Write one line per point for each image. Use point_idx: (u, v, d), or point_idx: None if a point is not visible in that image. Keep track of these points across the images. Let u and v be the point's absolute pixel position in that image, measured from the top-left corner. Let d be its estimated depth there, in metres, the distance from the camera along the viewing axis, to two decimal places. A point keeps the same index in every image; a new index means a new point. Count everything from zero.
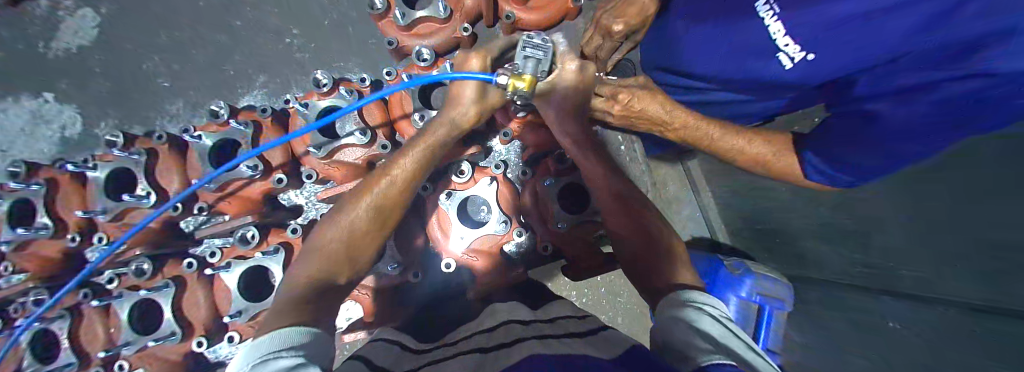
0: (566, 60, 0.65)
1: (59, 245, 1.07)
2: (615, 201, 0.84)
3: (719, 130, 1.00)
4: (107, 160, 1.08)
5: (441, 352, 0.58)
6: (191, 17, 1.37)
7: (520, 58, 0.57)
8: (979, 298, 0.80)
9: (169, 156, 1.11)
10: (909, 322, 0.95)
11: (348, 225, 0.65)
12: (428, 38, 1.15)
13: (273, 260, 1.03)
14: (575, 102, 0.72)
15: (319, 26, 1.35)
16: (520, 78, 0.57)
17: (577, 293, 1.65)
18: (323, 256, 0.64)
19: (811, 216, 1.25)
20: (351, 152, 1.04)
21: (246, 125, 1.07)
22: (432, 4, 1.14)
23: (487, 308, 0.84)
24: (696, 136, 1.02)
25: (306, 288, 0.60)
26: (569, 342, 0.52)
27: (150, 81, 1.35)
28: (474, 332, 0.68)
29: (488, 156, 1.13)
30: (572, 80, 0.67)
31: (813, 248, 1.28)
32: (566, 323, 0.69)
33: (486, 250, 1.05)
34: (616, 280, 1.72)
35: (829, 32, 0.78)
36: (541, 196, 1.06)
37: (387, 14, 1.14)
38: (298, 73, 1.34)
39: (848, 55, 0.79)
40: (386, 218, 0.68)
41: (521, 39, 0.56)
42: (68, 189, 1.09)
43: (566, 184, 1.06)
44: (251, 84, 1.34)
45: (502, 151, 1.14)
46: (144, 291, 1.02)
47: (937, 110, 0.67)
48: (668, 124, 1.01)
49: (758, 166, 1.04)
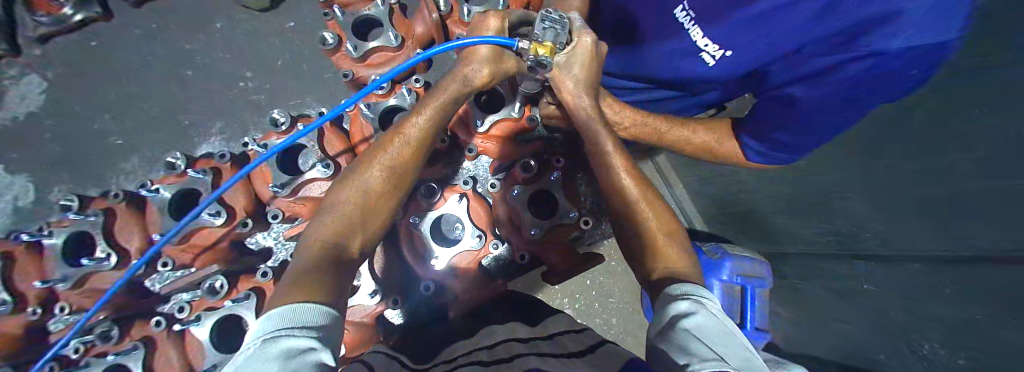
0: (581, 35, 0.83)
1: (18, 320, 1.02)
2: (618, 191, 0.85)
3: (666, 126, 1.25)
4: (63, 226, 1.07)
5: (442, 366, 0.62)
6: (145, 71, 1.37)
7: (539, 30, 0.73)
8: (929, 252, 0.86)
9: (129, 214, 1.09)
10: (875, 283, 1.00)
11: (364, 185, 0.71)
12: (383, 67, 1.17)
13: (242, 306, 1.01)
14: (588, 78, 0.87)
15: (273, 66, 1.35)
16: (541, 45, 0.73)
17: (569, 300, 1.72)
18: (337, 218, 0.68)
19: (773, 193, 1.31)
20: (317, 186, 1.08)
21: (204, 173, 1.10)
22: (383, 34, 1.16)
23: (486, 327, 0.85)
24: (648, 131, 1.25)
25: (321, 253, 0.62)
26: (567, 362, 0.55)
27: (104, 140, 1.32)
28: (473, 350, 0.70)
29: (458, 173, 1.14)
30: (583, 53, 0.84)
31: (786, 223, 1.33)
32: (564, 341, 0.70)
33: (466, 267, 1.06)
34: (605, 282, 1.76)
35: (742, 32, 0.95)
36: (513, 207, 1.10)
37: (339, 48, 1.19)
38: (257, 114, 1.33)
39: (761, 44, 0.95)
40: (397, 179, 0.74)
41: (540, 14, 0.72)
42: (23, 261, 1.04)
43: (534, 191, 1.12)
44: (208, 131, 1.32)
45: (471, 167, 1.15)
46: (113, 356, 0.98)
47: (838, 93, 0.88)
48: (620, 123, 1.22)
49: (706, 153, 1.26)
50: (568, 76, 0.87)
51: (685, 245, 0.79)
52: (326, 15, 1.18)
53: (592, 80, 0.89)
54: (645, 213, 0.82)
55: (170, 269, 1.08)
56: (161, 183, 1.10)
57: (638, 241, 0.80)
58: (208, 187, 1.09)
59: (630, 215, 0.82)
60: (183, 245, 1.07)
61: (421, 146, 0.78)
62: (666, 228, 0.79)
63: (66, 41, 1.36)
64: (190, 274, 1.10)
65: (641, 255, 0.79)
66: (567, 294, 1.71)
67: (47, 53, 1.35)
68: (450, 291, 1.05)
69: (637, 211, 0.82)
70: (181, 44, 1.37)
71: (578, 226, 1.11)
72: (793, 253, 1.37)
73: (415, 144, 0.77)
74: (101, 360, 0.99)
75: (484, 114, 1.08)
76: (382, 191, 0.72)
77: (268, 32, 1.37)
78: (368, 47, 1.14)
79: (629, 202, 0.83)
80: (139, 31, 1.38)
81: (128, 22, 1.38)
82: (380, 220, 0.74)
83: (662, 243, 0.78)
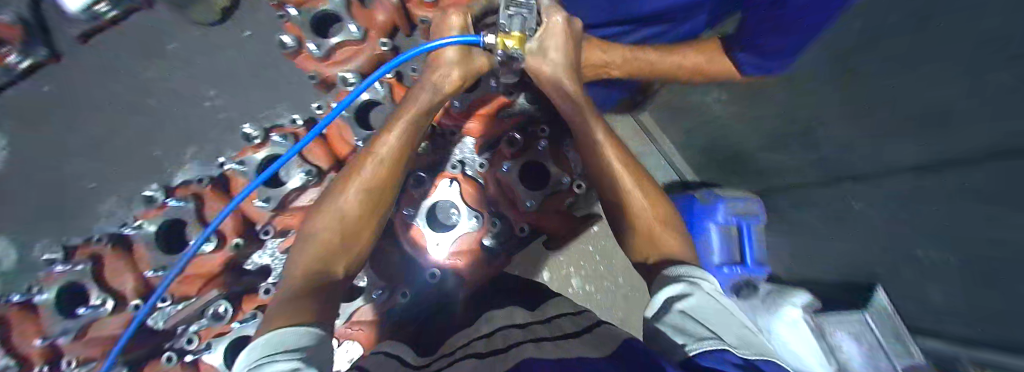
0: (551, 14, 0.81)
1: None
2: (613, 188, 0.91)
3: (655, 55, 1.33)
4: (50, 281, 1.02)
5: (443, 361, 0.61)
6: (102, 109, 1.31)
7: (504, 19, 0.68)
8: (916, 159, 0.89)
9: (117, 255, 1.06)
10: None
11: (341, 209, 0.79)
12: (350, 62, 1.13)
13: (249, 326, 1.07)
14: (565, 62, 0.86)
15: (236, 80, 1.30)
16: (508, 36, 0.69)
17: (574, 267, 1.79)
18: (321, 245, 0.77)
19: (756, 130, 1.34)
20: (306, 195, 1.08)
21: (185, 201, 1.07)
22: (344, 27, 1.11)
23: (484, 315, 0.86)
24: (638, 65, 1.30)
25: (307, 275, 0.73)
26: (563, 344, 0.56)
27: (76, 187, 1.27)
28: (472, 339, 0.70)
29: (445, 158, 1.13)
30: (558, 34, 0.83)
31: (771, 158, 1.37)
32: (561, 322, 0.71)
33: (471, 248, 1.07)
34: (607, 246, 1.82)
35: None
36: (505, 182, 1.09)
37: (302, 51, 1.16)
38: (228, 133, 1.29)
39: None
40: (375, 199, 0.82)
41: (503, 1, 0.67)
42: (19, 319, 1.01)
43: (522, 165, 1.11)
44: (181, 159, 1.28)
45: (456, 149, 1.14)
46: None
47: None
48: (612, 63, 1.25)
49: (698, 76, 1.36)
50: (546, 62, 0.85)
51: (677, 231, 0.88)
52: (282, 17, 1.15)
53: (571, 62, 0.88)
54: (640, 205, 0.89)
55: (170, 304, 1.07)
56: (143, 218, 1.09)
57: (635, 228, 0.89)
58: (194, 213, 1.06)
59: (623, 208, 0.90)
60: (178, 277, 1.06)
61: (395, 161, 0.83)
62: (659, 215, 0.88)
63: (17, 92, 1.30)
64: (187, 305, 1.08)
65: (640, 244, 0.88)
66: (571, 263, 1.78)
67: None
68: (456, 276, 1.06)
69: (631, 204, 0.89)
70: (136, 74, 1.31)
71: (572, 192, 1.11)
72: (784, 186, 1.42)
73: (392, 163, 0.83)
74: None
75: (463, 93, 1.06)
76: (360, 214, 0.80)
77: (225, 46, 1.32)
78: (327, 45, 1.11)
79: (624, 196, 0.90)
80: (89, 67, 1.32)
81: (77, 60, 1.32)
82: (363, 239, 0.83)
83: (657, 231, 0.86)
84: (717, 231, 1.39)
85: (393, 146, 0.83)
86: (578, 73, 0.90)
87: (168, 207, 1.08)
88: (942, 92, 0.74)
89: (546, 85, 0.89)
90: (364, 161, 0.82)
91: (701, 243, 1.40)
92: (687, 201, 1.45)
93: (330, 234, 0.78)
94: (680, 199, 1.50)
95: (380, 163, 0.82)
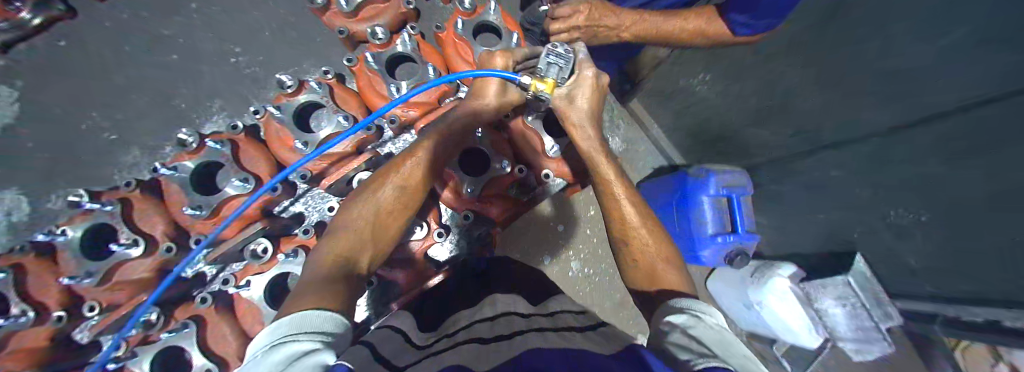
0: (584, 68, 0.86)
1: (45, 331, 0.96)
2: (621, 214, 0.92)
3: (661, 18, 1.17)
4: (80, 219, 1.03)
5: (444, 342, 0.64)
6: (105, 68, 1.28)
7: (544, 64, 0.80)
8: (895, 117, 1.01)
9: (147, 200, 1.06)
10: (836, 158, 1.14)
11: (378, 203, 0.79)
12: (376, 19, 1.11)
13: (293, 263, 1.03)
14: (589, 108, 0.89)
15: (260, 39, 1.31)
16: (541, 80, 0.80)
17: (574, 252, 1.84)
18: (353, 232, 0.76)
19: (742, 106, 1.46)
20: (342, 140, 1.05)
21: (221, 144, 1.07)
22: None
23: (488, 295, 0.91)
24: (645, 28, 1.19)
25: (335, 265, 0.68)
26: (564, 336, 0.62)
27: (94, 139, 1.23)
28: (473, 321, 0.75)
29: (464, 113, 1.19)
30: (586, 86, 0.87)
31: (755, 134, 1.49)
32: (561, 318, 0.77)
33: (494, 192, 1.18)
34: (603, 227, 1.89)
35: None
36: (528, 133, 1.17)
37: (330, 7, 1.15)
38: (238, 97, 1.28)
39: None
40: (407, 200, 0.83)
41: (547, 50, 0.80)
42: (41, 268, 0.99)
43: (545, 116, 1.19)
44: (207, 111, 1.27)
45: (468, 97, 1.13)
46: (166, 336, 0.97)
47: None
48: (621, 26, 1.16)
49: (699, 38, 1.20)
50: (573, 108, 0.89)
51: (679, 269, 0.88)
52: None
53: (596, 112, 0.93)
54: (643, 238, 0.89)
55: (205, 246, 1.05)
56: (178, 160, 1.08)
57: (634, 260, 0.89)
58: (229, 158, 1.07)
59: (626, 238, 0.90)
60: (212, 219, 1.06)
61: (428, 172, 0.88)
62: (662, 253, 0.87)
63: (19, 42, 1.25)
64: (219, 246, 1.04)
65: (641, 275, 0.86)
66: (572, 246, 1.83)
67: (12, 64, 1.24)
68: (485, 217, 1.18)
69: (636, 235, 0.90)
70: (145, 29, 1.31)
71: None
72: (772, 160, 1.51)
73: (427, 167, 0.87)
74: (154, 345, 0.98)
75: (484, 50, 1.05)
76: (391, 209, 0.81)
77: (240, 9, 1.32)
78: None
79: (628, 225, 0.91)
80: (96, 21, 1.29)
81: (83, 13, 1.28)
82: (392, 234, 0.82)
83: (660, 269, 0.85)
84: (710, 203, 1.43)
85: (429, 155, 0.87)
86: (599, 121, 0.94)
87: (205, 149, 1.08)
88: (922, 46, 0.86)
89: (569, 125, 0.90)
90: (398, 165, 0.84)
91: (695, 215, 1.44)
92: (680, 178, 1.50)
93: (365, 223, 0.77)
94: (673, 176, 1.55)
95: (404, 177, 0.83)
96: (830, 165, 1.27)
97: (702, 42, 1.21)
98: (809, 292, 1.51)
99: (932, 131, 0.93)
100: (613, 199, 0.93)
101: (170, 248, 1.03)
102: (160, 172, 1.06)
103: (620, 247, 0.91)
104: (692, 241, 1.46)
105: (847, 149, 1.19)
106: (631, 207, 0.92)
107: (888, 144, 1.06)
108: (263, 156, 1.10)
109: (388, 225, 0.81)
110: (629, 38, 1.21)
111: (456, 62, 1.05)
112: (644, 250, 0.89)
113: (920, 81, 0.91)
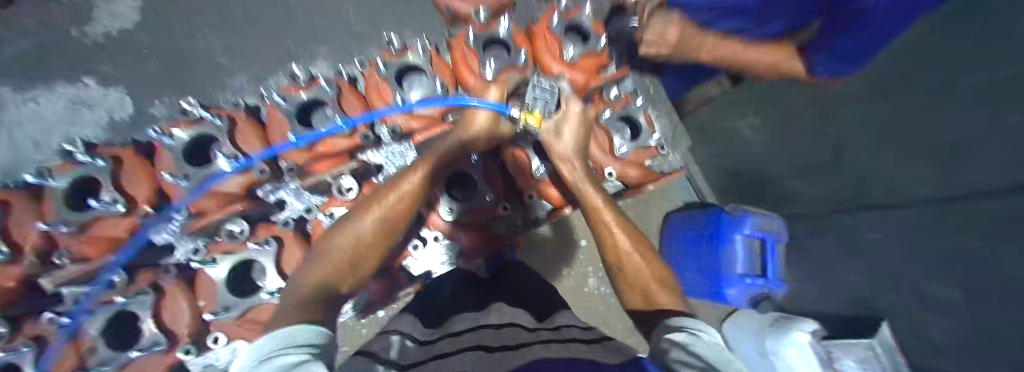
0: (570, 103, 0.89)
1: (130, 221, 1.00)
2: (612, 244, 0.89)
3: (740, 48, 1.45)
4: (187, 125, 1.03)
5: (447, 346, 0.59)
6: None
7: (530, 99, 0.83)
8: (941, 192, 1.03)
9: (248, 122, 1.05)
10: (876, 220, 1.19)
11: (357, 234, 0.73)
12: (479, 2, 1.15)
13: None
14: (575, 140, 0.91)
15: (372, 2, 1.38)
16: (530, 113, 0.84)
17: (594, 268, 1.83)
18: (330, 262, 0.71)
19: (783, 156, 1.51)
20: (428, 107, 1.07)
21: (330, 86, 1.07)
22: None
23: (495, 303, 0.84)
24: (721, 54, 1.49)
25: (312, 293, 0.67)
26: (572, 349, 0.53)
27: (204, 59, 1.34)
28: (477, 327, 0.68)
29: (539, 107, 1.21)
30: (573, 120, 0.90)
31: (794, 184, 1.53)
32: (570, 331, 0.68)
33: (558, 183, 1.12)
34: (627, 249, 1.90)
35: None
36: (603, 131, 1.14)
37: None
38: (336, 48, 1.37)
39: None
40: (390, 229, 0.77)
41: (534, 84, 0.82)
42: (135, 165, 1.03)
43: (619, 111, 1.19)
44: (313, 56, 1.37)
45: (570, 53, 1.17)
46: (253, 247, 0.99)
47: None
48: (700, 48, 1.50)
49: (774, 73, 1.41)
50: (558, 141, 0.90)
51: (675, 292, 0.83)
52: None
53: (582, 143, 0.93)
54: (639, 262, 0.86)
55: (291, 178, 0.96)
56: (286, 93, 1.06)
57: (629, 283, 0.85)
58: (335, 102, 1.06)
59: (620, 264, 0.87)
60: (308, 152, 1.00)
61: (416, 201, 0.80)
62: (657, 274, 0.84)
63: None
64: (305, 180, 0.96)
65: (637, 297, 0.83)
66: (591, 262, 1.83)
67: None
68: (546, 202, 1.14)
69: (631, 260, 0.87)
70: None
71: (654, 152, 1.20)
72: (812, 213, 1.52)
73: (412, 195, 0.79)
74: (228, 257, 0.98)
75: (572, 49, 1.16)
76: (373, 241, 0.74)
77: None
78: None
79: (621, 251, 0.88)
80: None
81: None
82: (373, 262, 0.77)
83: (653, 287, 0.82)
84: (743, 243, 1.45)
85: (416, 185, 0.79)
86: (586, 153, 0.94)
87: (317, 89, 1.07)
88: None
89: (563, 163, 0.92)
90: (388, 189, 0.78)
91: (726, 253, 1.46)
92: (716, 213, 1.50)
93: (341, 254, 0.71)
94: (707, 211, 1.55)
95: (387, 210, 0.76)
96: (870, 227, 1.29)
97: (772, 78, 1.42)
98: (830, 349, 1.42)
99: (974, 212, 0.96)
100: (607, 230, 0.89)
101: (264, 172, 0.97)
102: (276, 101, 1.04)
103: (616, 275, 0.88)
104: (720, 278, 1.48)
105: (891, 213, 1.20)
106: (626, 241, 0.88)
107: (929, 217, 1.08)
108: (357, 99, 1.08)
109: (366, 256, 0.75)
110: (707, 59, 1.52)
111: (545, 54, 1.10)
112: (638, 273, 0.85)
113: (975, 163, 0.93)
